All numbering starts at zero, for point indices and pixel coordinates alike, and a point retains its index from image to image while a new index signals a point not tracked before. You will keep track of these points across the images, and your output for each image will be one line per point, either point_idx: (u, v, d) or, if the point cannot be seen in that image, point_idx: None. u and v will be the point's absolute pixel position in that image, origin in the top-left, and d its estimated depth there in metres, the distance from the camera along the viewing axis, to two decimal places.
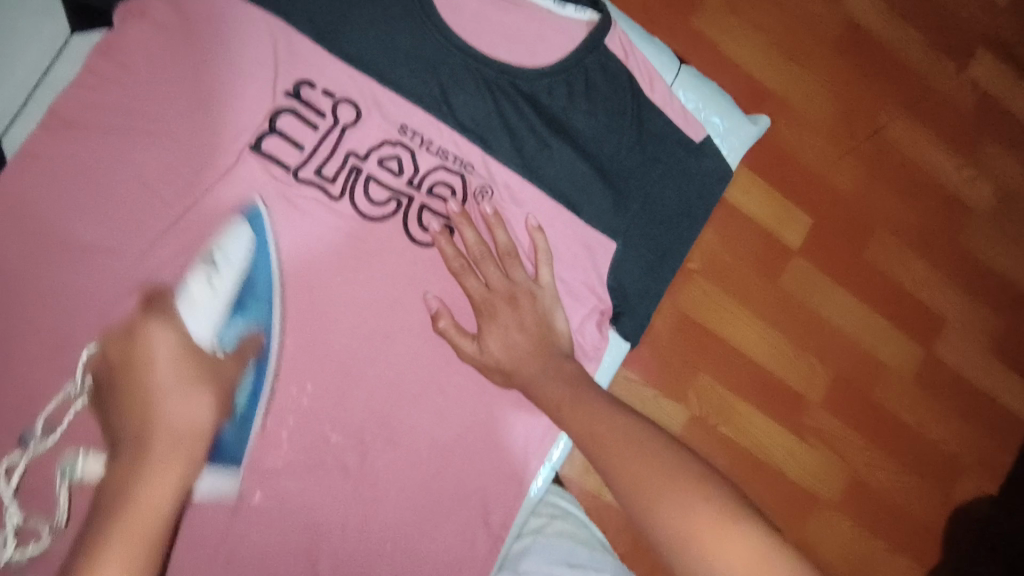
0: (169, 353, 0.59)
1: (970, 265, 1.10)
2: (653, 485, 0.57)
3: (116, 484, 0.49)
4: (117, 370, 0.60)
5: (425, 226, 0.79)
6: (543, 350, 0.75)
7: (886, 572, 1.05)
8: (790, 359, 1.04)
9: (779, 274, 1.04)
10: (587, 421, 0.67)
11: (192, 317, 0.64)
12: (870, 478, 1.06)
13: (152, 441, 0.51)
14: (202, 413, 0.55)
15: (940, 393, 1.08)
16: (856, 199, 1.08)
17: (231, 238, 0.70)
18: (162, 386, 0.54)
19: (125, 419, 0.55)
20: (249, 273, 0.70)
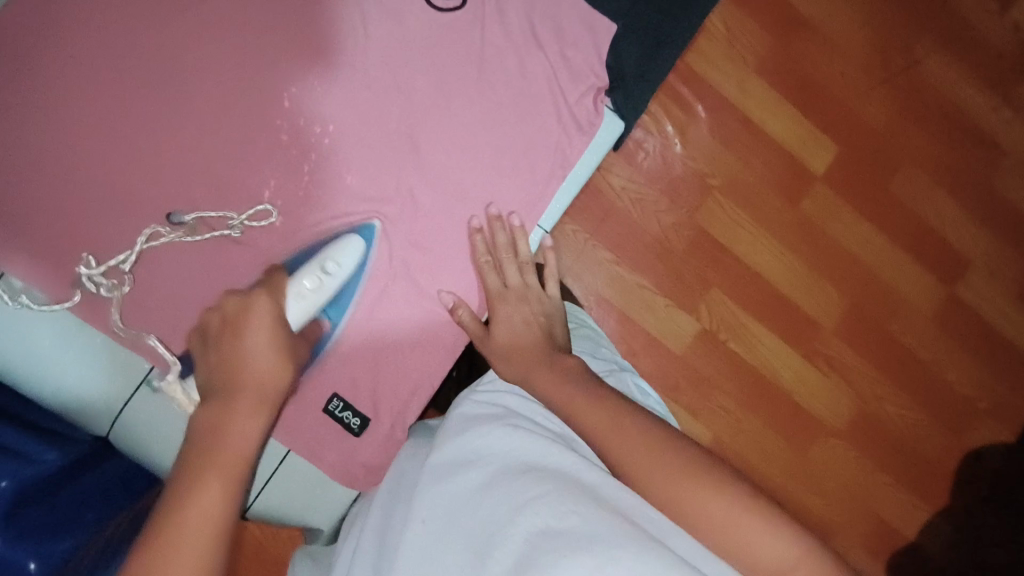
0: (265, 322, 0.61)
1: (997, 209, 1.10)
2: (674, 489, 0.52)
3: (201, 424, 0.54)
4: (220, 333, 0.61)
5: None
6: (556, 360, 0.67)
7: (888, 502, 1.07)
8: (805, 285, 1.06)
9: (800, 201, 1.06)
10: (591, 415, 0.58)
11: (295, 303, 0.65)
12: (881, 409, 1.07)
13: (239, 395, 0.55)
14: (281, 368, 0.59)
15: (959, 337, 1.09)
16: (885, 132, 1.07)
17: (342, 249, 0.70)
18: (253, 344, 0.59)
19: (224, 368, 0.58)
20: (345, 283, 0.71)
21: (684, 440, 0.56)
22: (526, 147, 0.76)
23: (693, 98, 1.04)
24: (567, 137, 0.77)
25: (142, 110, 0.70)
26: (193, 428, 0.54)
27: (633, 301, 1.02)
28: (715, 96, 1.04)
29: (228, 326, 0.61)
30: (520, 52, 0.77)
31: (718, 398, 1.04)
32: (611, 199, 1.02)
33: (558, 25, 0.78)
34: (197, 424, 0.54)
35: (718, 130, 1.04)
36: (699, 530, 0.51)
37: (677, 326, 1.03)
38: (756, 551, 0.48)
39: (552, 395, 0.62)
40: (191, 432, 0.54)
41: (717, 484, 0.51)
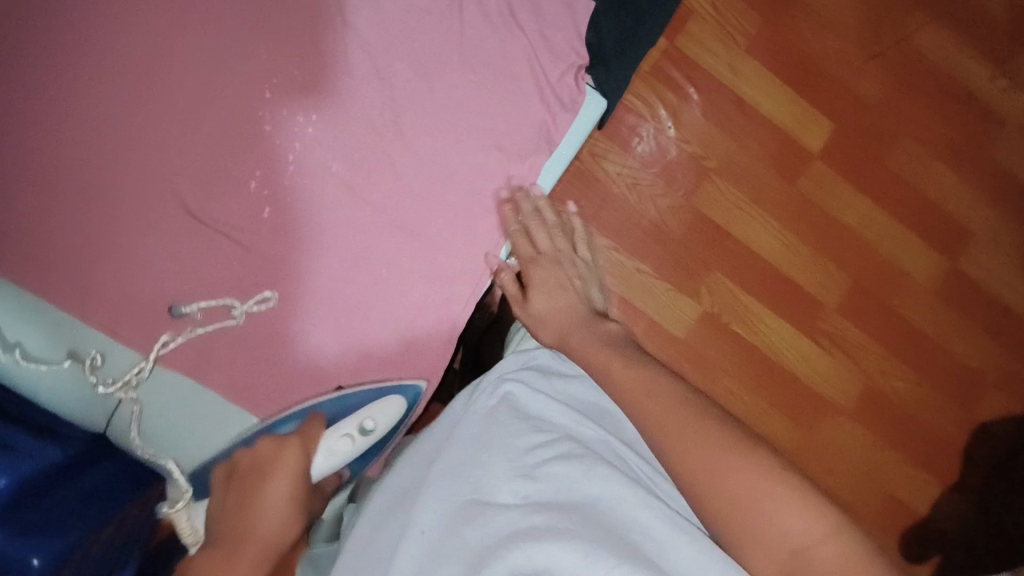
0: (289, 477, 0.64)
1: (1000, 179, 1.09)
2: (709, 463, 0.50)
3: (201, 569, 0.56)
4: (241, 480, 0.64)
5: None
6: (592, 322, 0.69)
7: (898, 480, 1.06)
8: (806, 263, 1.05)
9: (797, 179, 1.05)
10: (632, 383, 0.59)
11: (322, 460, 0.68)
12: (888, 386, 1.07)
13: (242, 546, 0.58)
14: (288, 535, 0.61)
15: (965, 310, 1.08)
16: (880, 106, 1.06)
17: (381, 407, 0.71)
18: (265, 501, 0.62)
19: (239, 518, 0.61)
20: (381, 436, 0.73)
21: (714, 411, 0.55)
22: (511, 128, 0.75)
23: (686, 81, 1.03)
24: (551, 114, 0.77)
25: (126, 109, 0.69)
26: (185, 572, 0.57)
27: (632, 287, 1.02)
28: (708, 78, 1.03)
29: (248, 473, 0.64)
30: (500, 35, 0.76)
31: (723, 381, 1.03)
32: (607, 185, 1.01)
33: (534, 5, 0.77)
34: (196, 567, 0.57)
35: (712, 112, 1.04)
36: (725, 503, 0.49)
37: (677, 310, 1.03)
38: (785, 530, 0.47)
39: (591, 354, 0.65)
40: (187, 569, 0.57)
41: (750, 459, 0.50)
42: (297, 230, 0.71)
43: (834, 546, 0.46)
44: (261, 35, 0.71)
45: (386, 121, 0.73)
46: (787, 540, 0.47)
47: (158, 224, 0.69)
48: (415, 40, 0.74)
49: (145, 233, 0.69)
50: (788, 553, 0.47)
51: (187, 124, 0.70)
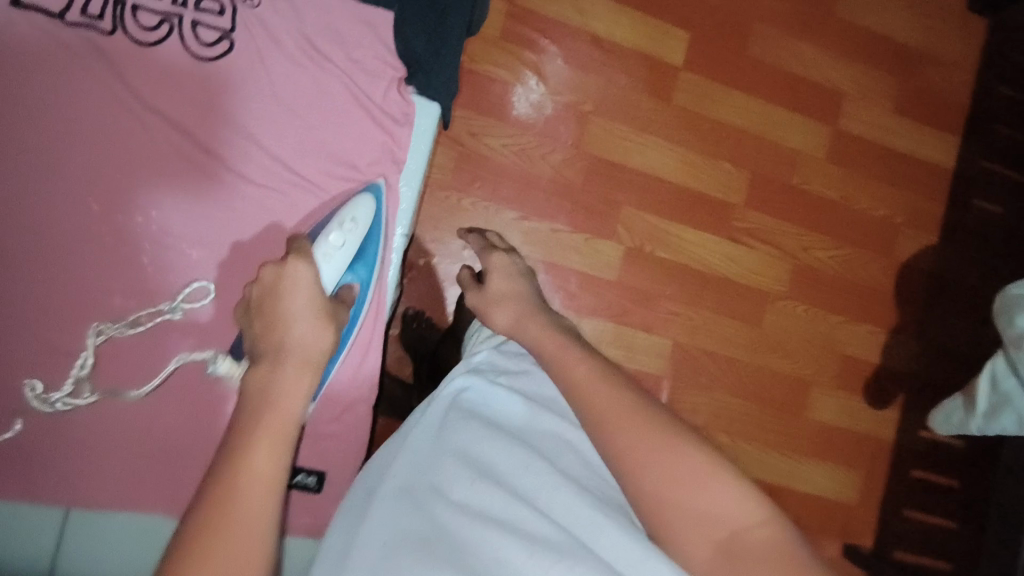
0: (305, 288, 0.59)
1: (855, 34, 1.13)
2: (649, 450, 0.48)
3: (252, 387, 0.51)
4: (263, 301, 0.60)
5: (204, 43, 0.70)
6: (547, 308, 0.65)
7: (847, 340, 1.12)
8: (703, 171, 1.08)
9: (671, 95, 1.07)
10: (583, 369, 0.55)
11: (326, 263, 0.66)
12: (812, 258, 1.11)
13: (284, 358, 0.53)
14: (327, 339, 0.56)
15: (858, 166, 1.13)
16: (726, 2, 1.09)
17: (354, 205, 0.70)
18: (292, 311, 0.57)
19: (269, 338, 0.55)
20: (366, 234, 0.71)
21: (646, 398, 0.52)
22: (356, 159, 0.74)
23: (539, 35, 1.03)
24: (388, 135, 0.76)
25: None
26: (243, 391, 0.52)
27: (553, 247, 1.02)
28: (558, 25, 1.03)
29: (261, 301, 0.60)
30: (310, 71, 0.72)
31: (664, 305, 1.06)
32: (497, 159, 1.01)
33: (333, 30, 0.73)
34: (250, 382, 0.52)
35: (573, 57, 1.04)
36: (660, 492, 0.47)
37: (601, 255, 1.04)
38: (720, 513, 0.46)
39: (542, 338, 0.60)
40: (243, 393, 0.51)
41: (685, 443, 0.48)
42: (187, 322, 0.69)
43: (768, 530, 0.45)
44: (77, 136, 0.67)
45: (245, 180, 0.71)
46: (725, 522, 0.46)
47: (53, 353, 0.66)
48: (243, 89, 0.71)
49: (49, 364, 0.66)
50: (727, 537, 0.46)
51: (43, 243, 0.66)
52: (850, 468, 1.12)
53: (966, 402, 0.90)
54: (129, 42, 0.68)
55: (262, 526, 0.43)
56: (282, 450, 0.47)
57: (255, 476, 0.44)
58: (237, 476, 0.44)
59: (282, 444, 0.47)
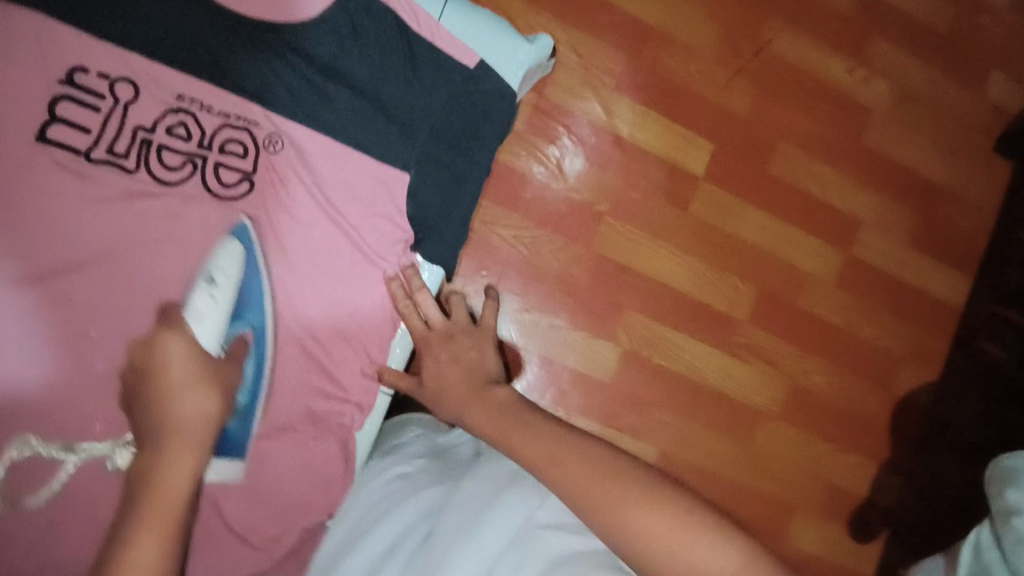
0: (178, 360, 0.65)
1: (878, 164, 1.14)
2: (633, 514, 0.52)
3: (144, 472, 0.57)
4: (138, 380, 0.65)
5: (227, 183, 0.71)
6: (479, 393, 0.68)
7: (836, 468, 1.11)
8: (711, 283, 1.08)
9: (688, 205, 1.08)
10: (534, 448, 0.59)
11: (200, 327, 0.67)
12: (810, 382, 1.11)
13: (168, 440, 0.59)
14: (207, 412, 0.63)
15: (865, 293, 1.13)
16: (752, 120, 1.10)
17: (222, 256, 0.69)
18: (172, 389, 0.63)
19: (152, 415, 0.61)
20: (240, 287, 0.70)
21: (628, 461, 0.58)
22: (354, 313, 0.75)
23: (563, 130, 1.04)
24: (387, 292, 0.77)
25: None
26: (134, 476, 0.58)
27: (551, 343, 1.02)
28: (584, 124, 1.05)
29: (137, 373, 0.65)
30: (320, 223, 0.74)
31: (656, 413, 1.05)
32: (506, 250, 1.01)
33: (348, 186, 0.75)
34: (139, 470, 0.58)
35: (595, 157, 1.05)
36: (643, 543, 0.51)
37: (599, 355, 1.04)
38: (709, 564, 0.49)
39: (487, 429, 0.64)
40: (133, 481, 0.58)
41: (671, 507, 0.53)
42: None
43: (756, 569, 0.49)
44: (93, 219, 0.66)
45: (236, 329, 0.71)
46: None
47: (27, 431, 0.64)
48: (249, 237, 0.71)
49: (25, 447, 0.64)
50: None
51: (34, 309, 0.64)
52: None
53: (948, 567, 0.88)
54: (154, 181, 0.68)
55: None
56: (172, 534, 0.53)
57: (140, 560, 0.51)
58: (127, 562, 0.50)
59: (167, 522, 0.54)
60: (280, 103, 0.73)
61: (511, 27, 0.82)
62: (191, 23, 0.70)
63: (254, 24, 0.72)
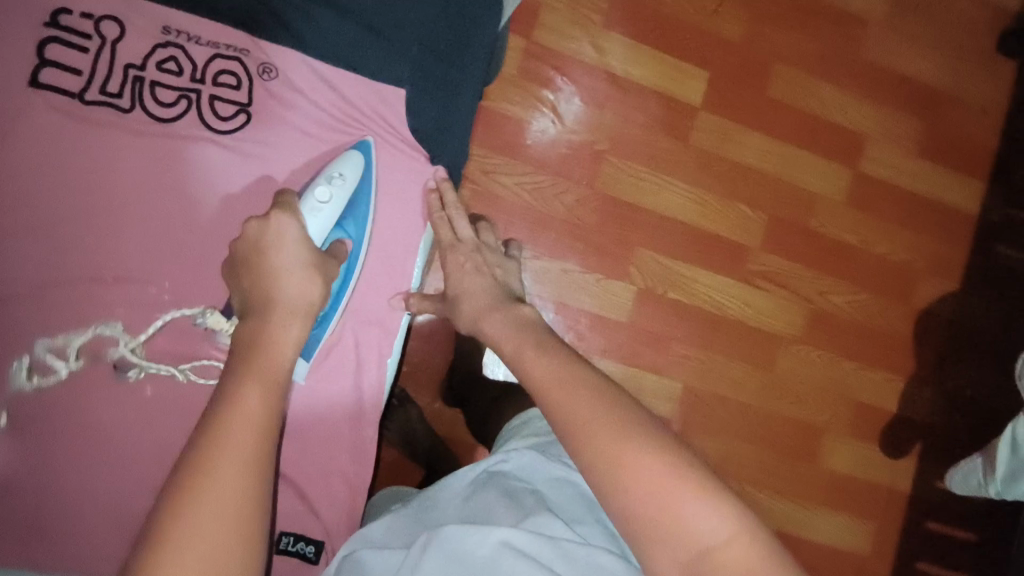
0: (292, 244, 0.60)
1: (879, 75, 1.11)
2: (626, 459, 0.47)
3: (246, 339, 0.52)
4: (253, 249, 0.60)
5: (222, 115, 0.72)
6: (506, 305, 0.69)
7: (862, 387, 1.10)
8: (719, 212, 1.07)
9: (689, 136, 1.06)
10: (545, 368, 0.56)
11: (313, 219, 0.66)
12: (828, 303, 1.10)
13: (274, 313, 0.54)
14: (314, 296, 0.58)
15: (876, 210, 1.11)
16: (746, 41, 1.08)
17: (344, 160, 0.71)
18: (279, 266, 0.58)
19: (258, 289, 0.57)
20: (353, 189, 0.72)
21: (625, 397, 0.52)
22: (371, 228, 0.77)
23: (555, 73, 1.02)
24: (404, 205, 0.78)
25: None
26: (237, 342, 0.53)
27: (565, 288, 1.02)
28: (575, 63, 1.03)
29: (248, 253, 0.60)
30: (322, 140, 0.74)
31: (676, 348, 1.05)
32: (509, 198, 1.00)
33: (348, 101, 0.75)
34: (241, 338, 0.53)
35: (589, 97, 1.03)
36: (625, 490, 0.46)
37: (613, 295, 1.03)
38: (693, 526, 0.45)
39: (508, 339, 0.63)
40: (234, 347, 0.53)
41: (667, 456, 0.47)
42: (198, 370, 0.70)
43: (736, 539, 0.45)
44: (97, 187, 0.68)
45: None
46: (694, 539, 0.45)
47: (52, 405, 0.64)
48: (252, 168, 0.72)
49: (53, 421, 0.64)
50: (695, 556, 0.44)
51: (52, 264, 0.66)
52: (862, 519, 1.09)
53: (986, 466, 0.88)
54: (149, 117, 0.70)
55: (261, 457, 0.44)
56: (276, 392, 0.48)
57: (246, 418, 0.45)
58: (233, 415, 0.45)
59: (275, 390, 0.48)
60: (267, 31, 0.73)
61: None
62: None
63: None
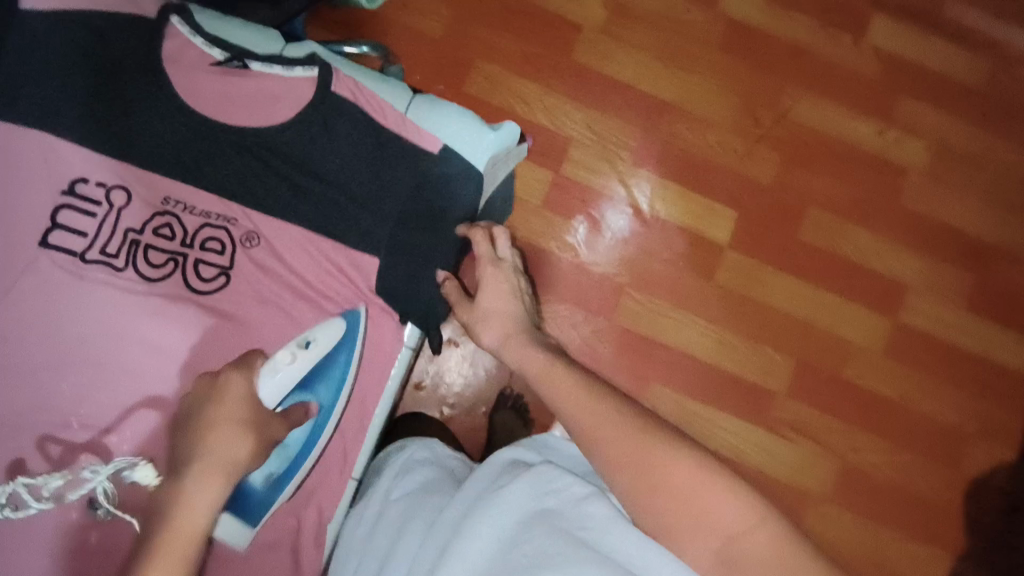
0: (233, 400, 0.57)
1: (919, 223, 1.08)
2: (648, 461, 0.51)
3: (160, 501, 0.48)
4: (193, 404, 0.57)
5: (205, 284, 0.69)
6: (535, 336, 0.69)
7: (902, 560, 0.99)
8: (743, 355, 1.03)
9: (714, 274, 1.05)
10: (577, 400, 0.57)
11: (269, 380, 0.63)
12: (863, 462, 1.01)
13: (191, 471, 0.50)
14: (245, 452, 0.53)
15: (919, 363, 1.04)
16: (777, 185, 1.07)
17: (321, 329, 0.70)
18: (212, 420, 0.54)
19: (185, 446, 0.52)
20: (326, 356, 0.70)
21: (638, 409, 0.55)
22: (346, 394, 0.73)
23: (580, 204, 1.05)
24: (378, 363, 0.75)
25: None
26: (148, 509, 0.48)
27: None
28: (601, 198, 1.05)
29: (194, 400, 0.58)
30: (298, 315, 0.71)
31: None
32: None
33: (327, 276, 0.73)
34: (154, 502, 0.48)
35: (612, 229, 1.05)
36: (655, 494, 0.50)
37: None
38: (722, 517, 0.48)
39: (536, 370, 0.63)
40: (148, 511, 0.48)
41: (698, 461, 0.50)
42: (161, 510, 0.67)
43: (770, 532, 0.47)
44: None
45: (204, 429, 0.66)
46: (724, 530, 0.48)
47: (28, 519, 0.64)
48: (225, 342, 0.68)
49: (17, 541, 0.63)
50: (727, 548, 0.47)
51: None
52: None
53: None
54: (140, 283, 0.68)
55: None
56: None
57: None
58: None
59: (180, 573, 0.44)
60: (255, 201, 0.71)
61: (476, 115, 0.76)
62: (172, 126, 0.70)
63: (229, 129, 0.71)
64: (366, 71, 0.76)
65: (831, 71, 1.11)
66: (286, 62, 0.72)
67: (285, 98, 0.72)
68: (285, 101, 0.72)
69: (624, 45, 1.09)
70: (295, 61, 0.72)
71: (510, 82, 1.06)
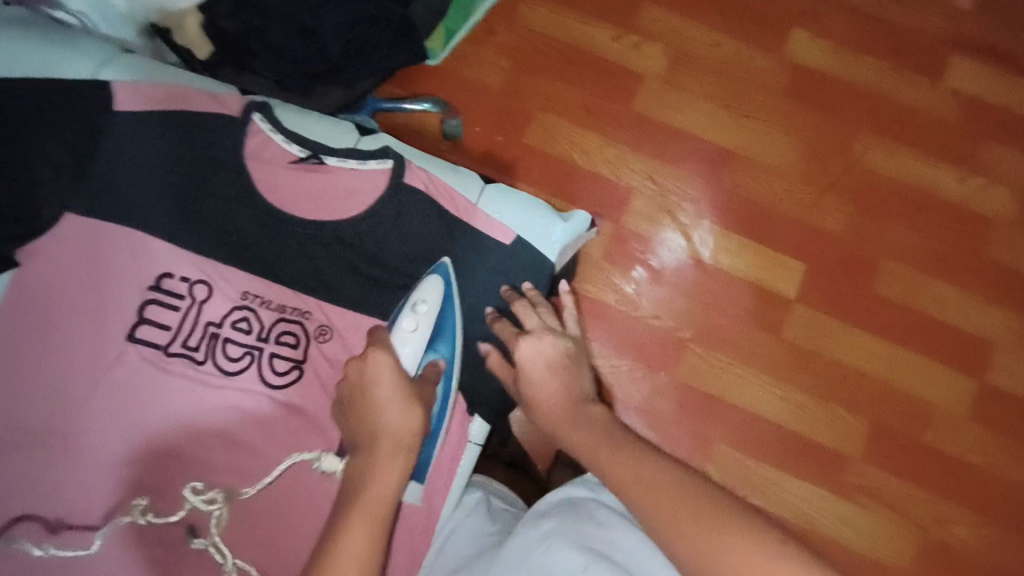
0: (390, 374, 0.59)
1: (1006, 278, 1.01)
2: (713, 541, 0.47)
3: (352, 478, 0.53)
4: (352, 388, 0.60)
5: (278, 378, 0.71)
6: (578, 407, 0.65)
7: None
8: (815, 417, 0.98)
9: (782, 329, 1.01)
10: (624, 467, 0.55)
11: (402, 347, 0.65)
12: (948, 534, 0.95)
13: (378, 446, 0.54)
14: (417, 424, 0.56)
15: (1008, 428, 0.97)
16: (850, 237, 1.03)
17: (425, 285, 0.69)
18: (381, 399, 0.57)
19: (363, 425, 0.56)
20: (440, 311, 0.69)
21: (706, 481, 0.52)
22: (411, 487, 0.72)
23: (642, 255, 1.03)
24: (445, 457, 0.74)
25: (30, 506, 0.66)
26: (343, 479, 0.54)
27: None
28: (664, 250, 1.03)
29: (349, 394, 0.60)
30: None
31: None
32: None
33: None
34: (348, 476, 0.53)
35: (675, 281, 1.02)
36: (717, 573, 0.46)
37: None
38: None
39: (582, 447, 0.61)
40: (342, 483, 0.54)
41: (765, 543, 0.46)
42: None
43: None
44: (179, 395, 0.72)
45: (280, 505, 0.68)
46: None
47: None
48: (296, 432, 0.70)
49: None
50: None
51: None
52: None
53: None
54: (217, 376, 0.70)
55: None
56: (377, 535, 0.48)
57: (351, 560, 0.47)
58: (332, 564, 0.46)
59: (375, 530, 0.49)
60: (326, 295, 0.72)
61: (546, 205, 0.77)
62: (249, 223, 0.72)
63: (304, 224, 0.72)
64: (433, 162, 0.77)
65: (906, 115, 1.06)
66: (362, 157, 0.74)
67: (362, 192, 0.73)
68: (360, 195, 0.73)
69: (686, 93, 1.07)
70: (371, 155, 0.74)
71: (568, 133, 1.06)
